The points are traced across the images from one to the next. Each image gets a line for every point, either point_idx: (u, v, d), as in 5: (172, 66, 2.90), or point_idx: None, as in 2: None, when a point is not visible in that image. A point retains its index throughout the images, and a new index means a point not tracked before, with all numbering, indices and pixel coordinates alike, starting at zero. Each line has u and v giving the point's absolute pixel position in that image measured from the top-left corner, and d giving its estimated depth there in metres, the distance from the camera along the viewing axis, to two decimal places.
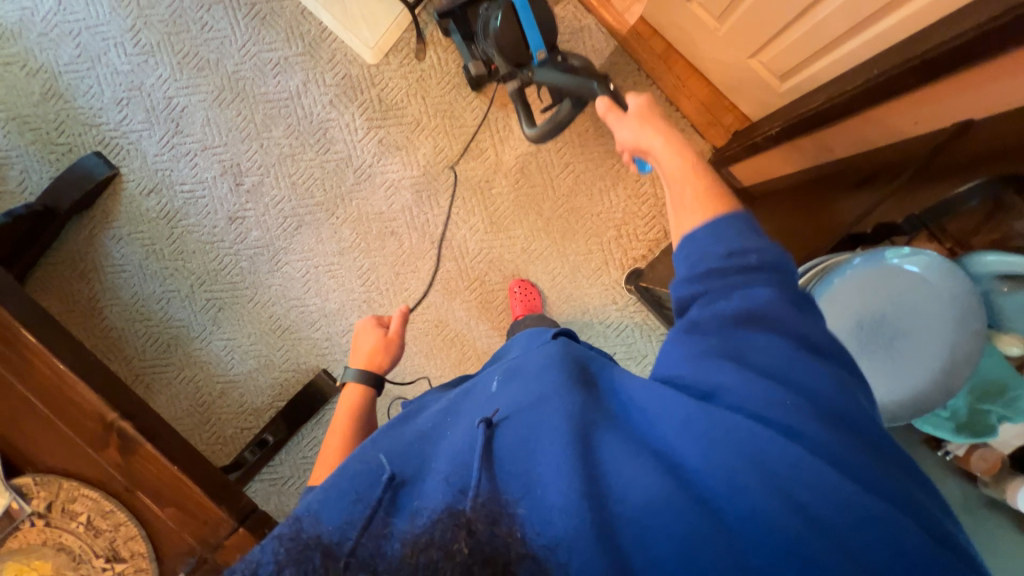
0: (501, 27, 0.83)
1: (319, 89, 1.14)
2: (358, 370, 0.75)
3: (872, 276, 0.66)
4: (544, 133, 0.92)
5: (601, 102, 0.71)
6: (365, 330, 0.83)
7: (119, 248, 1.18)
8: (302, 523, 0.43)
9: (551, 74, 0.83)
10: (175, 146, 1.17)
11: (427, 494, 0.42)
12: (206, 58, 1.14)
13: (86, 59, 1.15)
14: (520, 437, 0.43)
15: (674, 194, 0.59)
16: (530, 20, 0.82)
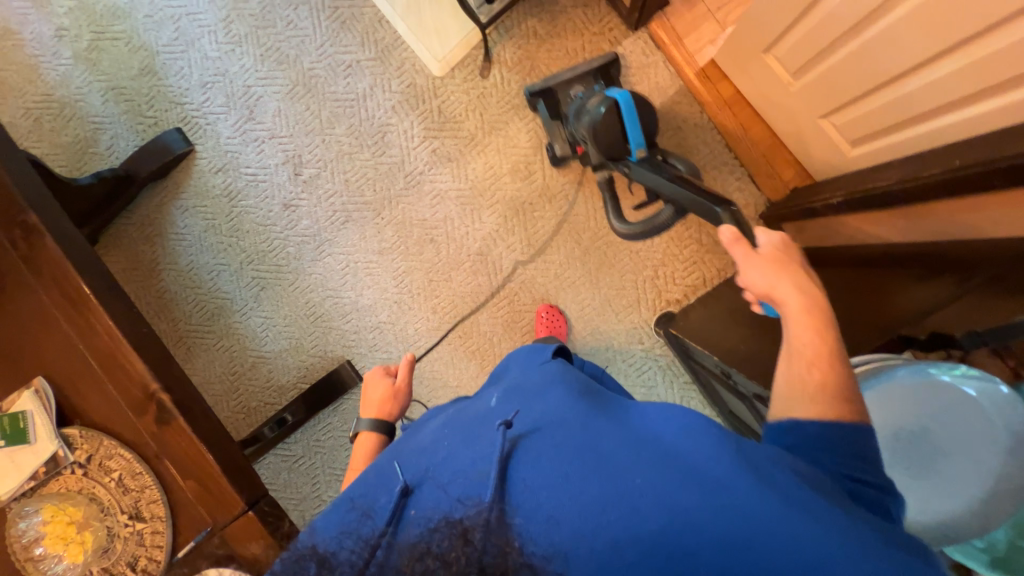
0: (604, 120, 0.88)
1: (384, 94, 1.18)
2: (371, 423, 0.80)
3: (915, 386, 0.67)
4: (635, 233, 0.97)
5: (727, 230, 0.66)
6: (374, 380, 0.86)
7: (183, 218, 1.28)
8: (303, 535, 0.49)
9: (652, 177, 0.86)
10: (247, 131, 1.24)
11: (422, 503, 0.45)
12: (286, 53, 1.21)
13: (182, 42, 1.25)
14: (533, 441, 0.46)
15: (791, 369, 0.52)
16: (633, 121, 0.88)
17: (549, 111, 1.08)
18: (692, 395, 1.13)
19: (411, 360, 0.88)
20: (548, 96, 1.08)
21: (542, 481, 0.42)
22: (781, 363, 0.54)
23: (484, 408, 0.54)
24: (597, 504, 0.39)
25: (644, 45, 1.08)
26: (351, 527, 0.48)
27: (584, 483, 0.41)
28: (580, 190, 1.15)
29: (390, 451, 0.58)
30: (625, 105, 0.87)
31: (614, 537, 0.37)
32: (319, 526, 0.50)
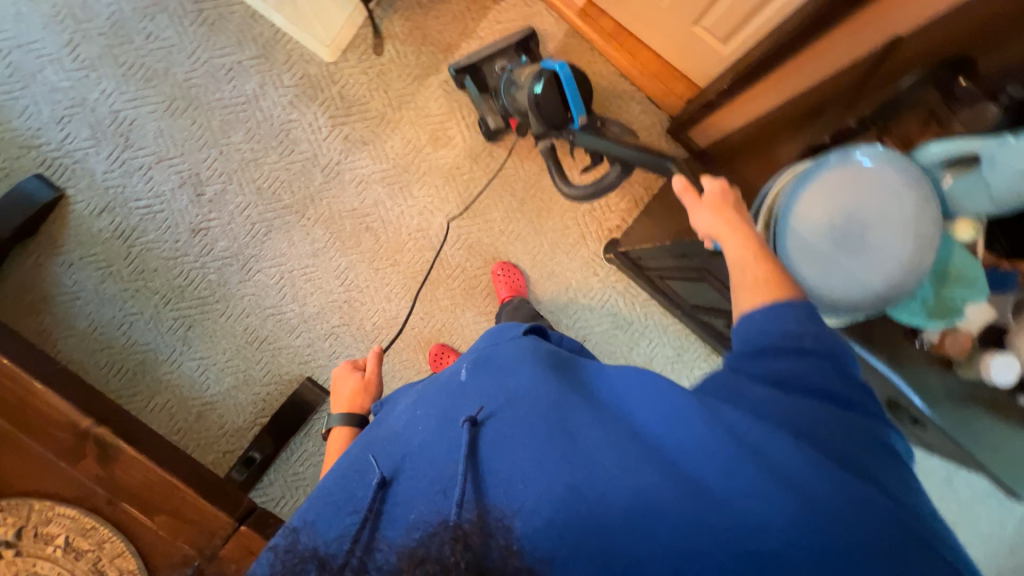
0: (544, 90, 0.87)
1: (277, 91, 1.12)
2: (342, 416, 0.75)
3: (850, 169, 0.54)
4: (585, 195, 0.95)
5: (675, 180, 0.61)
6: (342, 376, 0.83)
7: (71, 275, 1.11)
8: (298, 534, 0.44)
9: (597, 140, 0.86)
10: (127, 161, 1.11)
11: (410, 498, 0.43)
12: (153, 68, 1.10)
13: (19, 78, 1.08)
14: (506, 436, 0.44)
15: (739, 280, 0.52)
16: (572, 89, 0.86)
17: (477, 86, 1.10)
18: (654, 311, 1.19)
19: (379, 352, 0.84)
20: (474, 71, 1.10)
21: (517, 476, 0.40)
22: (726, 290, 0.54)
23: (452, 393, 0.52)
24: (571, 499, 0.37)
25: None
26: (349, 523, 0.44)
27: (556, 474, 0.38)
28: (501, 145, 1.17)
29: (363, 441, 0.56)
30: (563, 75, 0.86)
31: (585, 538, 0.35)
32: (314, 518, 0.47)
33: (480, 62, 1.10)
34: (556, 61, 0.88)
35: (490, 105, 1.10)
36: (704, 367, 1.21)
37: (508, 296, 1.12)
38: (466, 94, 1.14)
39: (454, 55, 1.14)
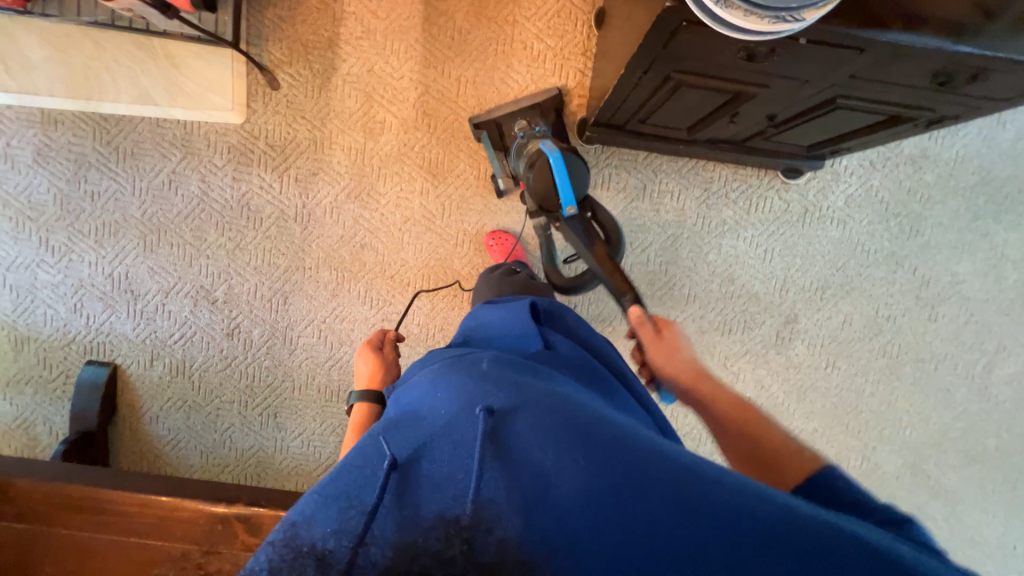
0: (536, 173, 0.93)
1: (217, 176, 1.14)
2: (359, 393, 0.82)
3: None
4: (568, 283, 1.09)
5: (635, 310, 0.92)
6: (361, 357, 0.90)
7: (162, 426, 1.21)
8: (299, 528, 0.42)
9: (574, 240, 0.98)
10: (143, 309, 1.18)
11: (426, 503, 0.42)
12: (113, 220, 1.15)
13: (24, 293, 1.17)
14: (532, 422, 0.45)
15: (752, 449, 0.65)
16: (567, 188, 0.92)
17: (493, 143, 1.10)
18: (658, 163, 1.13)
19: (393, 337, 0.94)
20: (492, 125, 1.10)
21: (541, 471, 0.43)
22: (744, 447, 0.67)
23: (476, 377, 0.51)
24: (607, 488, 0.41)
25: None
26: (342, 510, 0.42)
27: (581, 469, 0.42)
28: (430, 98, 1.12)
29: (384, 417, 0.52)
30: (558, 167, 0.90)
31: (598, 536, 0.40)
32: (311, 510, 0.43)
33: (500, 116, 1.09)
34: (554, 148, 0.91)
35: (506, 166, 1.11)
36: (734, 187, 1.14)
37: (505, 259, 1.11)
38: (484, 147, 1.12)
39: (340, 45, 1.10)
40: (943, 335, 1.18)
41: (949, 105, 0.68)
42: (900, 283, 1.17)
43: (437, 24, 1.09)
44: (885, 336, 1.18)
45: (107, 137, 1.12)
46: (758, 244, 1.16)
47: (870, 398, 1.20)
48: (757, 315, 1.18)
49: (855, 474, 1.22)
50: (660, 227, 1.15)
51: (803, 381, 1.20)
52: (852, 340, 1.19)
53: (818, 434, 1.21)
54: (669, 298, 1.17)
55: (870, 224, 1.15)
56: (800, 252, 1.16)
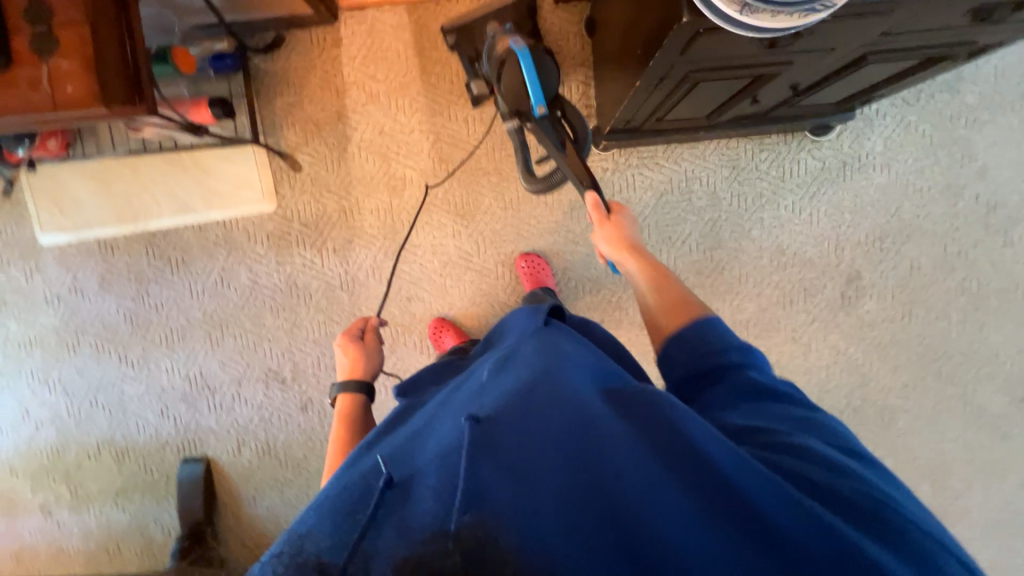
0: (505, 73, 0.83)
1: (262, 263, 1.19)
2: (342, 383, 0.85)
3: None
4: (544, 189, 0.98)
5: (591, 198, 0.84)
6: (341, 345, 0.92)
7: (261, 505, 1.27)
8: (307, 546, 0.44)
9: (544, 138, 0.85)
10: (222, 401, 1.24)
11: (411, 513, 0.41)
12: (179, 324, 1.23)
13: (115, 409, 1.26)
14: (513, 427, 0.44)
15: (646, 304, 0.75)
16: (535, 80, 0.80)
17: (465, 52, 1.03)
18: (680, 152, 1.11)
19: (374, 324, 0.96)
20: (465, 36, 1.02)
21: (519, 470, 0.41)
22: (642, 306, 0.76)
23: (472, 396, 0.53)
24: (580, 484, 0.40)
25: (354, 19, 1.11)
26: (343, 527, 0.44)
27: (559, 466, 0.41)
28: (443, 143, 1.14)
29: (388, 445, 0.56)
30: (526, 66, 0.79)
31: (578, 532, 0.38)
32: (316, 530, 0.45)
33: (470, 20, 1.00)
34: (523, 46, 0.80)
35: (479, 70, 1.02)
36: (762, 157, 1.11)
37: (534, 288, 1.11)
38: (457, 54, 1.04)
39: (349, 115, 1.14)
40: (1023, 258, 1.11)
41: (994, 33, 0.64)
42: (963, 214, 1.10)
43: (436, 72, 1.12)
44: (960, 273, 1.12)
45: (159, 251, 1.20)
46: (802, 209, 1.12)
47: (958, 339, 1.13)
48: (816, 280, 1.14)
49: (959, 421, 1.15)
50: (695, 215, 1.13)
51: (882, 337, 1.14)
52: (924, 284, 1.13)
53: (909, 388, 1.15)
54: (720, 283, 1.15)
55: (917, 161, 1.10)
56: (847, 206, 1.11)
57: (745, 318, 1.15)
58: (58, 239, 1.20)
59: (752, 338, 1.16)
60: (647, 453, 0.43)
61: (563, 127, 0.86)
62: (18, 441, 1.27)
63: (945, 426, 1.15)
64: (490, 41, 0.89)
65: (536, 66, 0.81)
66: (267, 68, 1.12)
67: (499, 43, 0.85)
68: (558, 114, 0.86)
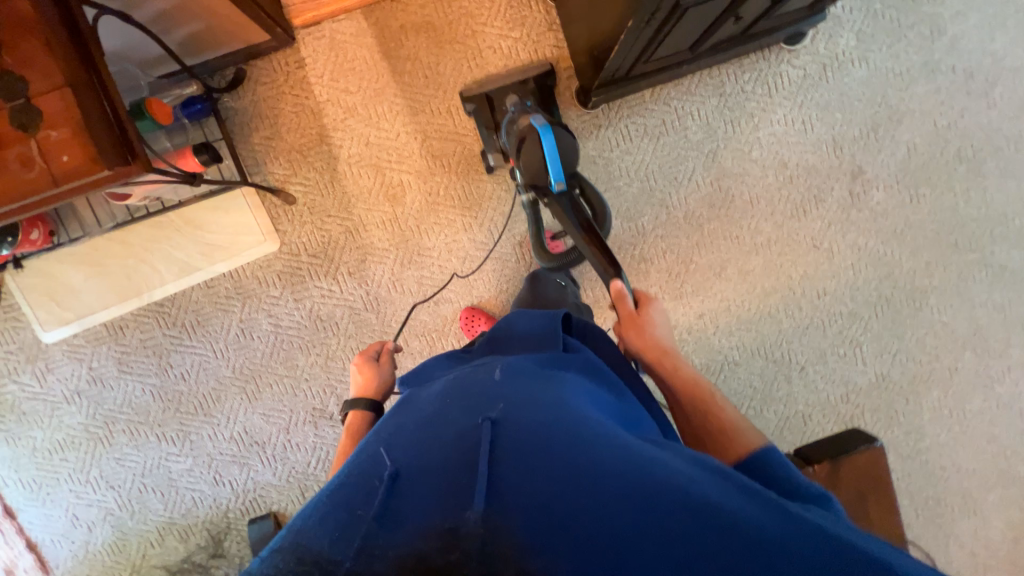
0: (524, 149, 0.84)
1: (279, 304, 1.16)
2: (352, 401, 0.82)
3: None
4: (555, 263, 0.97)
5: (615, 286, 0.80)
6: (355, 367, 0.89)
7: None
8: (310, 539, 0.42)
9: (560, 212, 0.85)
10: (273, 453, 1.21)
11: (414, 512, 0.41)
12: (209, 388, 1.19)
13: (167, 489, 1.22)
14: (526, 427, 0.45)
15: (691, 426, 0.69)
16: (554, 157, 0.82)
17: (483, 122, 1.08)
18: (667, 93, 1.12)
19: (387, 346, 0.93)
20: (484, 105, 1.07)
21: (523, 472, 0.41)
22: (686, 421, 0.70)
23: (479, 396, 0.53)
24: (582, 473, 0.40)
25: (312, 37, 1.08)
26: (349, 520, 0.42)
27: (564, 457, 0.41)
28: (432, 139, 1.12)
29: (386, 434, 0.55)
30: (547, 143, 0.81)
31: (580, 520, 0.36)
32: (320, 523, 0.43)
33: (492, 91, 1.06)
34: (545, 123, 0.82)
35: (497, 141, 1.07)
36: (745, 79, 1.12)
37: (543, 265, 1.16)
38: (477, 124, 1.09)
39: (331, 134, 1.11)
40: (1009, 115, 1.14)
41: None
42: (945, 87, 1.13)
43: (408, 71, 1.10)
44: (954, 144, 1.15)
45: (171, 319, 1.16)
46: (794, 120, 1.14)
47: (967, 208, 1.17)
48: (823, 185, 1.16)
49: (986, 286, 1.18)
50: (695, 150, 1.14)
51: (896, 223, 1.17)
52: (924, 163, 1.15)
53: (934, 266, 1.18)
54: (734, 211, 1.16)
55: (891, 48, 1.12)
56: (836, 107, 1.14)
57: (765, 238, 1.17)
58: (62, 333, 1.14)
59: (777, 256, 1.17)
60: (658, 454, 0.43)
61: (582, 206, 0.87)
62: (73, 549, 1.22)
63: (974, 293, 1.19)
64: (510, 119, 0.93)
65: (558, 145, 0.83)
66: (237, 107, 1.08)
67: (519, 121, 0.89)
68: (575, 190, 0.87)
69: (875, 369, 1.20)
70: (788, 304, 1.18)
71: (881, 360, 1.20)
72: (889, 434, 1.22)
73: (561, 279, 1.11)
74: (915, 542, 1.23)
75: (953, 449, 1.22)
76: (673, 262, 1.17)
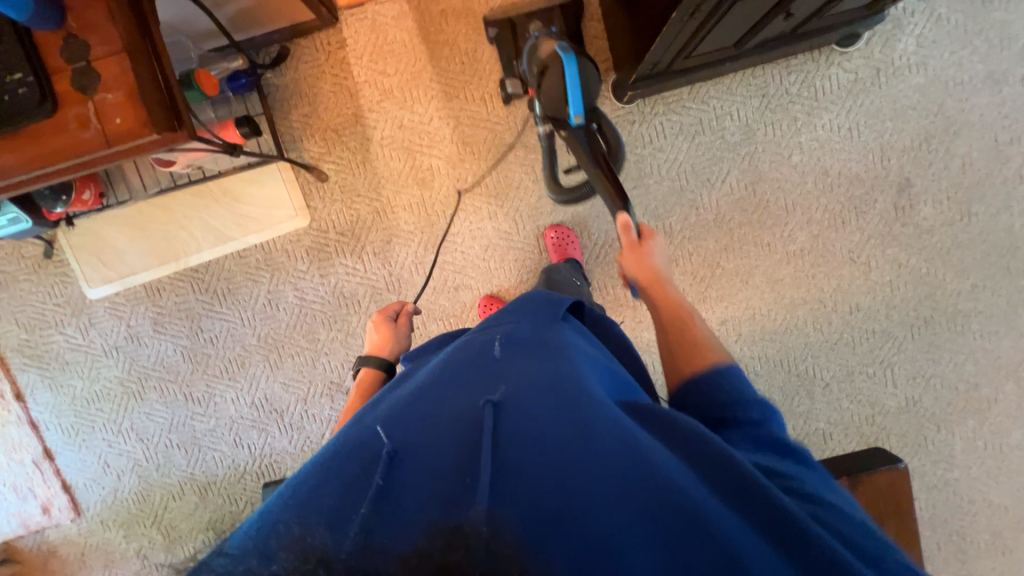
0: (547, 79, 0.84)
1: (306, 279, 1.20)
2: (367, 360, 0.84)
3: None
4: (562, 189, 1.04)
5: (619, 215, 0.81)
6: (374, 325, 0.90)
7: None
8: (296, 529, 0.37)
9: (576, 145, 0.88)
10: (291, 421, 1.26)
11: (413, 499, 0.39)
12: (235, 354, 1.24)
13: (190, 447, 1.28)
14: (525, 416, 0.44)
15: (667, 344, 0.70)
16: (575, 90, 0.83)
17: (503, 46, 1.06)
18: (706, 91, 1.09)
19: (409, 309, 0.94)
20: (506, 30, 1.05)
21: (523, 462, 0.40)
22: (662, 339, 0.72)
23: (483, 373, 0.51)
24: (580, 473, 0.39)
25: (355, 19, 1.10)
26: (340, 516, 0.38)
27: (564, 452, 0.40)
28: (464, 125, 1.13)
29: (384, 412, 0.51)
30: (570, 74, 0.81)
31: (576, 523, 0.36)
32: (310, 510, 0.39)
33: (516, 16, 1.03)
34: (569, 53, 0.81)
35: (517, 68, 1.05)
36: (791, 80, 1.08)
37: (559, 262, 1.11)
38: (497, 48, 1.07)
39: (366, 115, 1.13)
40: None
41: None
42: (1011, 100, 1.06)
43: (446, 56, 1.10)
44: (1015, 161, 1.08)
45: (205, 285, 1.21)
46: (840, 125, 1.09)
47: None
48: (866, 197, 1.10)
49: None
50: (731, 152, 1.10)
51: (942, 242, 1.11)
52: (979, 180, 1.09)
53: (980, 289, 1.11)
54: (768, 217, 1.12)
55: (953, 55, 1.06)
56: (886, 114, 1.08)
57: (799, 247, 1.13)
58: (105, 291, 1.21)
59: (809, 267, 1.13)
60: (657, 454, 0.43)
61: (596, 139, 0.90)
62: (102, 494, 1.30)
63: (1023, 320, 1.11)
64: (533, 43, 0.91)
65: (580, 78, 0.83)
66: (278, 83, 1.11)
67: (543, 46, 0.86)
68: (592, 125, 0.89)
69: (905, 393, 1.15)
70: (817, 317, 1.14)
71: (912, 382, 1.15)
72: (915, 461, 1.17)
73: (579, 277, 1.05)
74: None
75: (984, 484, 1.15)
76: (699, 265, 1.14)
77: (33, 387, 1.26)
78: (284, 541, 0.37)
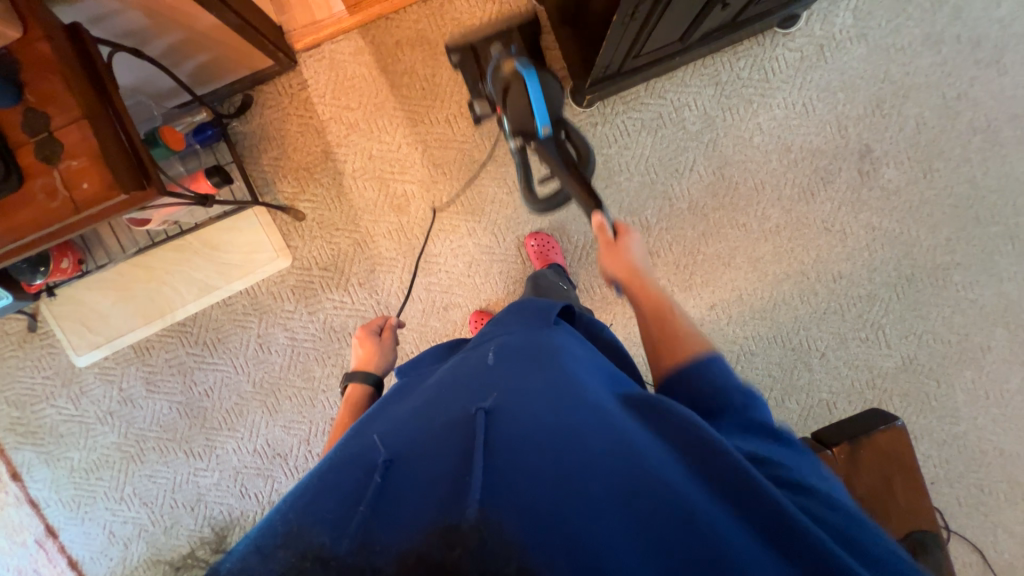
0: (512, 96, 0.88)
1: (295, 320, 1.20)
2: (354, 374, 0.84)
3: None
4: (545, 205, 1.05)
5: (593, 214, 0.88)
6: (360, 339, 0.90)
7: None
8: (299, 529, 0.39)
9: (548, 154, 0.93)
10: (295, 464, 1.24)
11: (409, 503, 0.39)
12: (232, 404, 1.23)
13: (195, 503, 1.25)
14: (519, 419, 0.44)
15: (653, 338, 0.70)
16: (539, 103, 0.86)
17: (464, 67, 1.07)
18: (662, 86, 1.12)
19: (393, 321, 0.95)
20: (468, 54, 1.07)
21: (518, 469, 0.39)
22: (646, 339, 0.71)
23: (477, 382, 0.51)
24: (572, 476, 0.38)
25: (314, 60, 1.13)
26: (342, 518, 0.39)
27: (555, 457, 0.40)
28: (432, 148, 1.15)
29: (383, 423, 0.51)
30: (532, 87, 0.85)
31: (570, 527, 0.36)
32: (312, 510, 0.40)
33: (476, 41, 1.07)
34: (529, 70, 0.85)
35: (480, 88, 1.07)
36: (741, 66, 1.12)
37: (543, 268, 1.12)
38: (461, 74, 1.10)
39: (335, 150, 1.15)
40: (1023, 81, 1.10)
41: None
42: (951, 58, 1.10)
43: (406, 84, 1.13)
44: (966, 115, 1.11)
45: (194, 338, 1.20)
46: (794, 103, 1.12)
47: (986, 180, 1.12)
48: (830, 167, 1.13)
49: (1014, 258, 1.13)
50: (695, 141, 1.13)
51: (911, 200, 1.14)
52: (936, 137, 1.12)
53: (955, 241, 1.14)
54: (740, 198, 1.14)
55: (890, 23, 1.10)
56: (836, 86, 1.12)
57: (774, 224, 1.15)
58: (93, 356, 1.20)
59: (787, 241, 1.15)
60: (653, 454, 0.42)
61: (565, 148, 0.96)
62: (110, 565, 1.26)
63: (1001, 267, 1.14)
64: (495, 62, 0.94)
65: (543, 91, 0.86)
66: (246, 131, 1.13)
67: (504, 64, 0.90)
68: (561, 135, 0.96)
69: (900, 353, 1.16)
70: (803, 289, 1.15)
71: (904, 340, 1.16)
72: (922, 419, 1.17)
73: (563, 282, 1.05)
74: (960, 534, 1.17)
75: (992, 432, 1.16)
76: (680, 254, 1.16)
77: (30, 465, 1.24)
78: (282, 546, 0.38)
